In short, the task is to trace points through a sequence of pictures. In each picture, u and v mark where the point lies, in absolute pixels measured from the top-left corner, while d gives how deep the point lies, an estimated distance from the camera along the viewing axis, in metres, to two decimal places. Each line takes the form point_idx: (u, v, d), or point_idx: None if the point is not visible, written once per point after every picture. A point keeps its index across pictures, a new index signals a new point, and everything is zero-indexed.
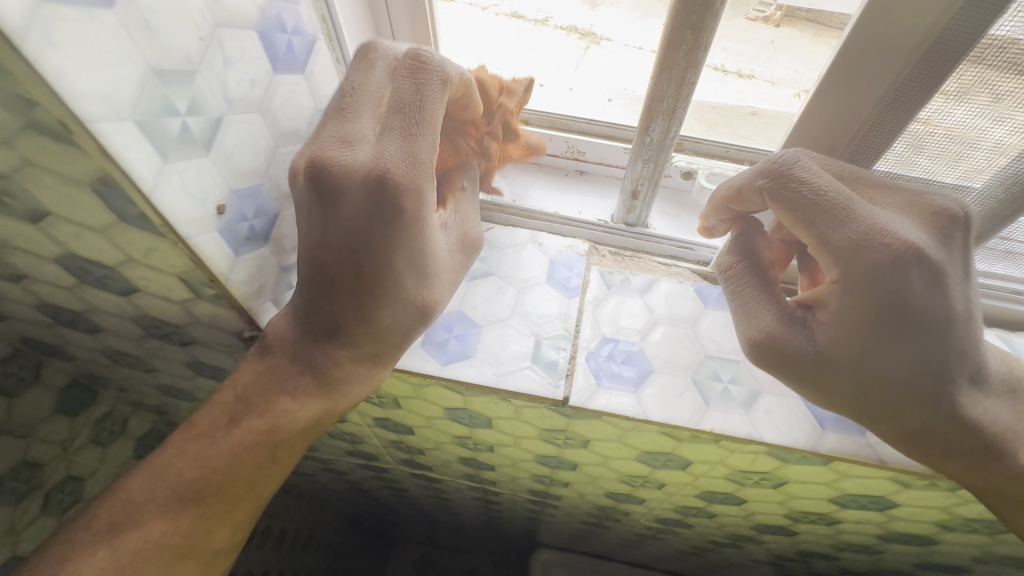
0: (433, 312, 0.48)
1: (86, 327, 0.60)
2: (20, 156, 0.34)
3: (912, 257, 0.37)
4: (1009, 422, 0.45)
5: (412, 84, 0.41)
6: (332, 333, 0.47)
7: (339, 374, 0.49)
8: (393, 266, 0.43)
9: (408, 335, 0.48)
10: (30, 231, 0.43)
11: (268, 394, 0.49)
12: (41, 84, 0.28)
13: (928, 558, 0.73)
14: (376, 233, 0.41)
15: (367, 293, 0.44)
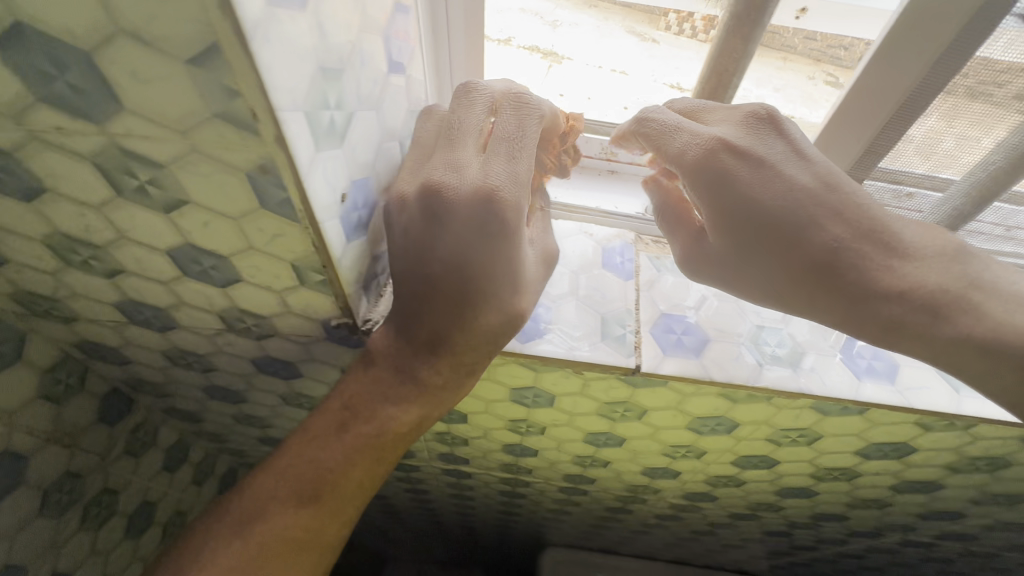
0: (522, 323, 0.52)
1: (159, 326, 0.61)
2: (190, 144, 0.37)
3: (719, 151, 0.50)
4: (942, 283, 0.49)
5: (515, 119, 0.47)
6: (430, 344, 0.52)
7: (437, 381, 0.54)
8: (492, 277, 0.48)
9: (498, 344, 0.52)
10: (155, 222, 0.45)
11: (375, 401, 0.54)
12: (253, 77, 0.32)
13: (930, 506, 0.83)
14: (481, 242, 0.46)
15: (468, 301, 0.49)
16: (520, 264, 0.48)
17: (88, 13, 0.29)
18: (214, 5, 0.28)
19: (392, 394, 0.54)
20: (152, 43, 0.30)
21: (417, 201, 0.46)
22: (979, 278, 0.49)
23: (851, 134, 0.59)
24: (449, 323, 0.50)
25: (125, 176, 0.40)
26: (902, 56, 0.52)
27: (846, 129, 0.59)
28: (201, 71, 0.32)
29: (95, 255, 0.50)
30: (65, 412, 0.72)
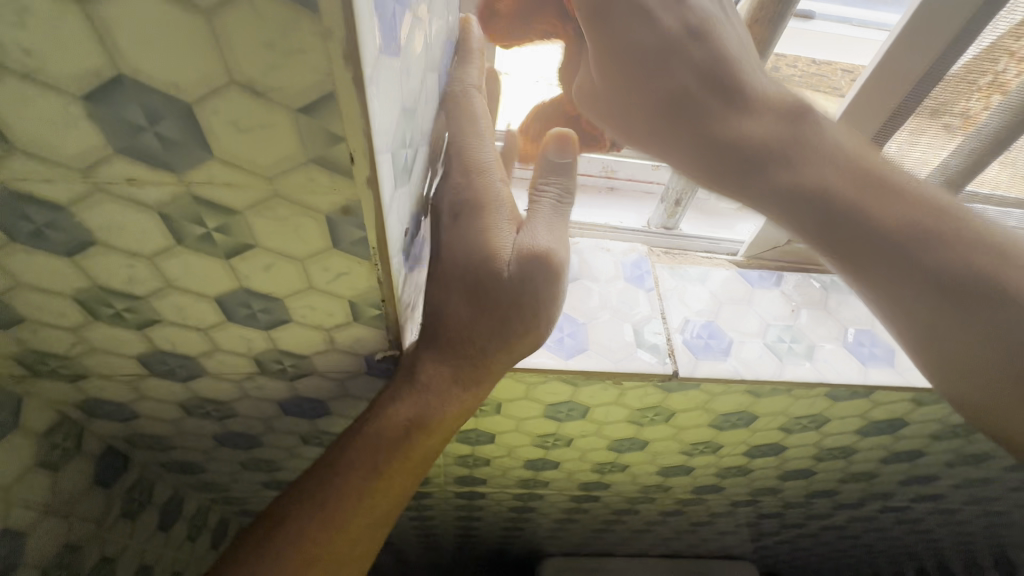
0: (493, 316, 0.51)
1: (183, 374, 0.58)
2: (273, 189, 0.37)
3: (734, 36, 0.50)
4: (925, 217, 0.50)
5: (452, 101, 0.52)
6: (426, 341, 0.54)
7: (427, 384, 0.54)
8: (457, 249, 0.50)
9: (475, 340, 0.52)
10: (212, 268, 0.43)
11: (379, 404, 0.55)
12: (360, 123, 0.32)
13: (911, 472, 0.92)
14: (452, 228, 0.51)
15: (444, 283, 0.51)
16: (483, 243, 0.50)
17: (202, 65, 0.29)
18: (340, 57, 0.29)
19: (391, 389, 0.55)
20: (263, 93, 0.30)
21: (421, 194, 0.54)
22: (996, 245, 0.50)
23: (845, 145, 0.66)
24: (436, 306, 0.52)
25: (191, 224, 0.39)
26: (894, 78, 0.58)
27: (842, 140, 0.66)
28: (308, 117, 0.32)
29: (130, 307, 0.47)
30: (62, 478, 0.65)
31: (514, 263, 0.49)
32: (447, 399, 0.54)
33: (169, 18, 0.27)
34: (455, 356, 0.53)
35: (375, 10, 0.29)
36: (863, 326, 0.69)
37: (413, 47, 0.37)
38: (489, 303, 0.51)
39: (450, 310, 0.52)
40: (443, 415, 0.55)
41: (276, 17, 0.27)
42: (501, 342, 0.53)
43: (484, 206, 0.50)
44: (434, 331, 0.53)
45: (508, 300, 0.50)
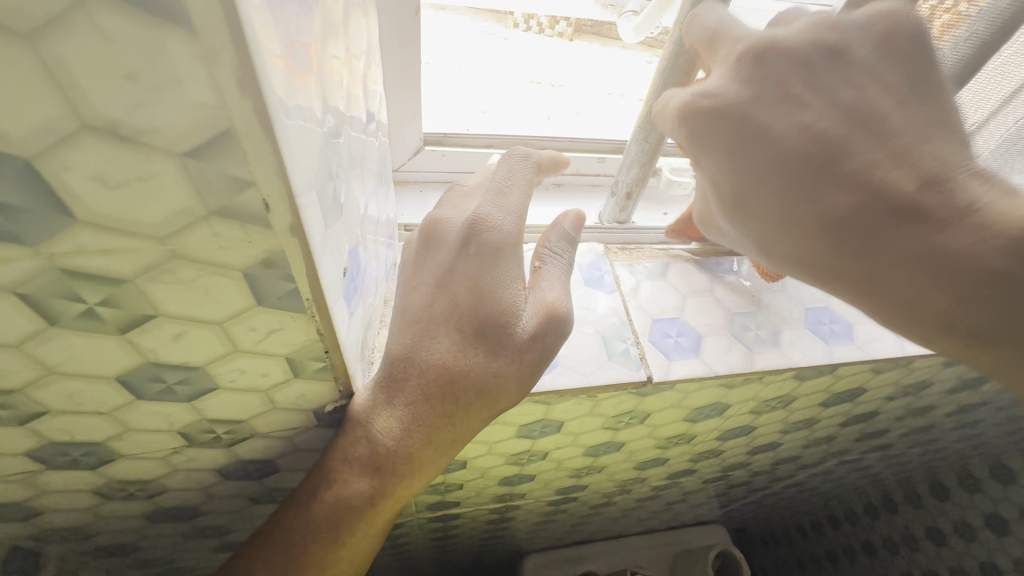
0: (482, 376, 0.47)
1: (93, 461, 0.49)
2: (170, 251, 0.29)
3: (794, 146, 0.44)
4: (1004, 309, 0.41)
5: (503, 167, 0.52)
6: (397, 395, 0.47)
7: (395, 446, 0.47)
8: (463, 302, 0.47)
9: (458, 399, 0.47)
10: (105, 346, 0.35)
11: (336, 465, 0.49)
12: (270, 164, 0.26)
13: (866, 429, 0.97)
14: (463, 269, 0.48)
15: (434, 334, 0.47)
16: (489, 294, 0.47)
17: (37, 108, 0.21)
18: (233, 85, 0.22)
19: (354, 451, 0.48)
20: (132, 138, 0.23)
21: (422, 239, 0.51)
22: None
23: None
24: (417, 354, 0.47)
25: (65, 302, 0.31)
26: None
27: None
28: (201, 162, 0.25)
29: (4, 402, 0.38)
30: None
31: (527, 319, 0.48)
32: (416, 466, 0.49)
33: None
34: (429, 417, 0.47)
35: (273, 21, 0.23)
36: (820, 303, 0.69)
37: (329, 59, 0.31)
38: (485, 364, 0.47)
39: (435, 363, 0.46)
40: (412, 481, 0.50)
41: (132, 39, 0.20)
42: (484, 403, 0.48)
43: (498, 254, 0.48)
44: (409, 385, 0.47)
45: (508, 357, 0.47)
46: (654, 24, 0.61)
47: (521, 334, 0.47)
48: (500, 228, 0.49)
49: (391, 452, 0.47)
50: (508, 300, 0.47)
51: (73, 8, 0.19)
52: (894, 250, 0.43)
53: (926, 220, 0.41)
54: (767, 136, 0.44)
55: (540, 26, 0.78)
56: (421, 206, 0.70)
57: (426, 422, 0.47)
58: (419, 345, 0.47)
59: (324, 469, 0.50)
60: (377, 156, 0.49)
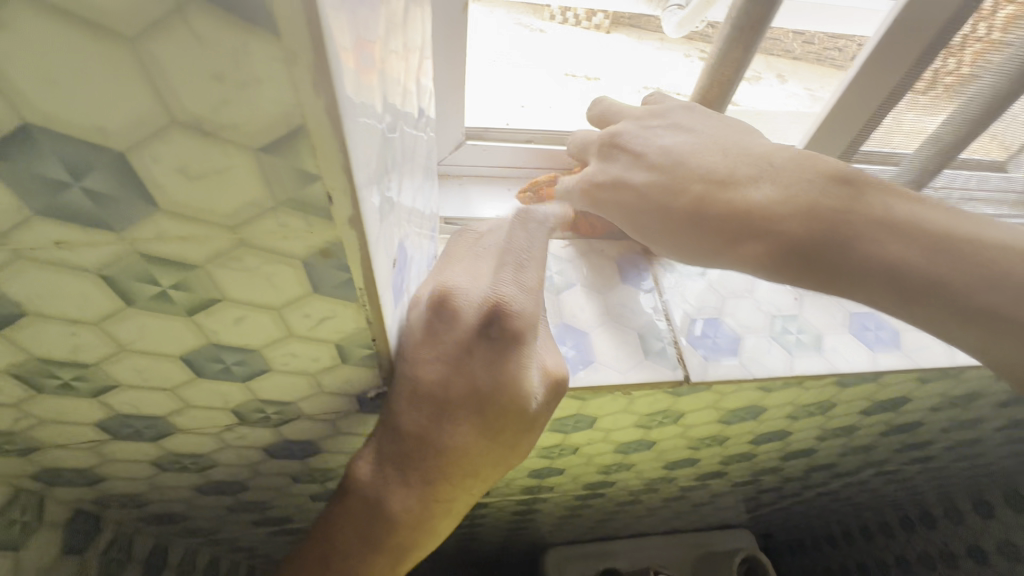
0: (492, 453, 0.48)
1: (153, 434, 0.52)
2: (238, 239, 0.31)
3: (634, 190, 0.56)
4: (903, 256, 0.46)
5: (523, 234, 0.51)
6: (410, 471, 0.48)
7: (411, 514, 0.49)
8: (481, 385, 0.45)
9: (471, 474, 0.48)
10: (171, 326, 0.37)
11: (354, 530, 0.49)
12: (335, 158, 0.27)
13: (909, 440, 0.93)
14: (478, 349, 0.45)
15: (448, 413, 0.46)
16: (507, 387, 0.45)
17: (133, 105, 0.23)
18: (308, 83, 0.23)
19: (370, 526, 0.49)
20: (214, 132, 0.24)
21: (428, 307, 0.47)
22: (947, 267, 0.45)
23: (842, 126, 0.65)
24: (435, 438, 0.46)
25: (142, 284, 0.33)
26: (895, 52, 0.57)
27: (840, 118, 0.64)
28: (273, 156, 0.26)
29: (81, 375, 0.40)
30: (26, 555, 0.59)
31: (541, 396, 0.47)
32: (431, 529, 0.51)
33: (82, 52, 0.21)
34: (443, 492, 0.48)
35: (346, 21, 0.24)
36: (865, 309, 0.68)
37: (390, 57, 0.32)
38: (499, 439, 0.47)
39: (456, 446, 0.46)
40: (422, 544, 0.52)
41: (220, 41, 0.21)
42: (498, 470, 0.50)
43: (518, 346, 0.45)
44: (423, 466, 0.47)
45: (519, 436, 0.48)
46: (700, 18, 0.62)
47: (535, 412, 0.47)
48: (521, 312, 0.45)
49: (406, 522, 0.49)
50: (524, 392, 0.45)
51: (171, 11, 0.20)
52: (790, 219, 0.49)
53: (845, 233, 0.48)
54: (624, 184, 0.57)
55: (575, 18, 0.71)
56: (461, 199, 0.72)
57: (441, 495, 0.49)
58: (438, 430, 0.46)
59: (333, 533, 0.50)
60: (427, 150, 0.50)
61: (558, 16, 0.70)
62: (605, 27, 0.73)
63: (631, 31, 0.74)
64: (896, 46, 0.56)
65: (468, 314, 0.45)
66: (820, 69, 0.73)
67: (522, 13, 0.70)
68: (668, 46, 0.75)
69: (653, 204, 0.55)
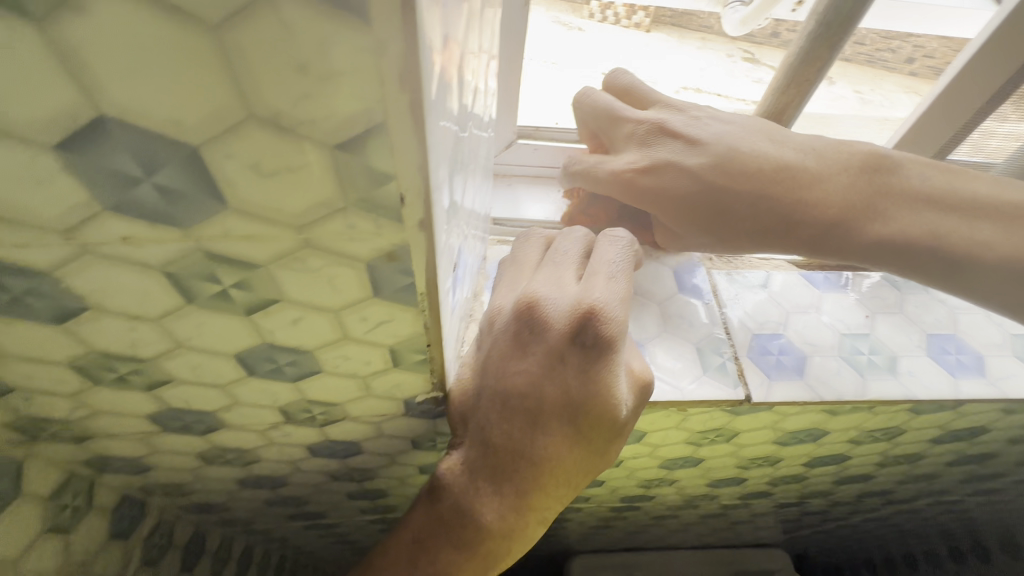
0: (582, 463, 0.45)
1: (201, 428, 0.52)
2: (303, 240, 0.29)
3: (662, 167, 0.52)
4: (929, 229, 0.49)
5: (607, 240, 0.47)
6: (498, 482, 0.45)
7: (500, 528, 0.46)
8: (575, 394, 0.42)
9: (562, 484, 0.45)
10: (228, 324, 0.36)
11: (441, 542, 0.48)
12: (413, 159, 0.25)
13: (976, 472, 0.87)
14: (572, 358, 0.42)
15: (539, 423, 0.43)
16: (601, 394, 0.42)
17: (213, 97, 0.21)
18: (395, 78, 0.21)
19: (457, 537, 0.47)
20: (291, 128, 0.23)
21: (514, 314, 0.43)
22: (974, 231, 0.49)
23: (937, 126, 0.60)
24: (527, 448, 0.43)
25: (203, 282, 0.32)
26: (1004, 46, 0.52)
27: (936, 118, 0.60)
28: (350, 154, 0.25)
29: (136, 369, 0.40)
30: (75, 539, 0.60)
31: (630, 402, 0.44)
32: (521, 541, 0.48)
33: (165, 39, 0.19)
34: (532, 504, 0.45)
35: (438, 11, 0.22)
36: (944, 331, 0.62)
37: (467, 52, 0.30)
38: (591, 448, 0.44)
39: (547, 457, 0.44)
40: (511, 556, 0.49)
41: (307, 30, 0.20)
42: (587, 477, 0.47)
43: (613, 352, 0.41)
44: (515, 478, 0.45)
45: (610, 443, 0.45)
46: (766, 15, 0.58)
47: (626, 418, 0.44)
48: (617, 317, 0.41)
49: (495, 537, 0.46)
50: (617, 397, 0.42)
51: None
52: (831, 199, 0.50)
53: (878, 217, 0.50)
54: (671, 167, 0.51)
55: (616, 16, 0.71)
56: (509, 199, 0.69)
57: (531, 507, 0.46)
58: (529, 440, 0.43)
59: (420, 544, 0.49)
60: (486, 149, 0.48)
61: (598, 15, 0.71)
62: (645, 26, 0.73)
63: (671, 28, 0.75)
64: (983, 66, 0.54)
65: (562, 320, 0.42)
66: (871, 70, 0.77)
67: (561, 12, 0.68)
68: (710, 47, 0.75)
69: (688, 191, 0.51)
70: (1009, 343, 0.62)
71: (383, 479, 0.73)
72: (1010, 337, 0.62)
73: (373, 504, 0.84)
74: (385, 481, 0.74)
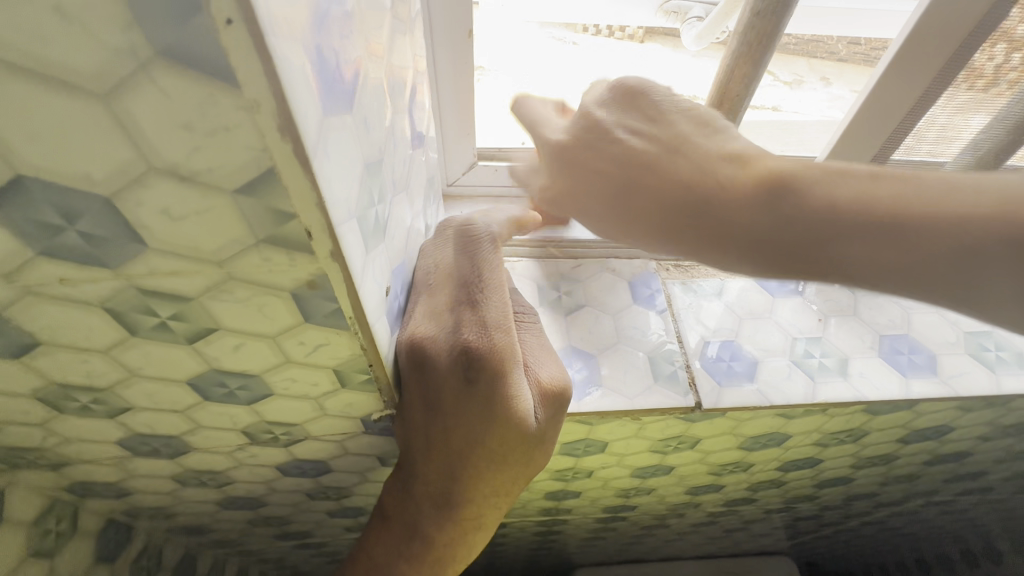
0: (507, 475, 0.46)
1: (170, 451, 0.54)
2: (226, 274, 0.32)
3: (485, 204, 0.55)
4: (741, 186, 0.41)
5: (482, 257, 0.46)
6: (431, 497, 0.48)
7: (441, 536, 0.49)
8: (472, 417, 0.43)
9: (491, 495, 0.47)
10: (173, 353, 0.39)
11: (391, 554, 0.51)
12: (309, 199, 0.27)
13: (960, 470, 0.87)
14: (463, 387, 0.42)
15: (455, 445, 0.44)
16: (502, 418, 0.42)
17: (113, 157, 0.24)
18: (273, 131, 0.24)
19: (405, 549, 0.50)
20: (190, 178, 0.26)
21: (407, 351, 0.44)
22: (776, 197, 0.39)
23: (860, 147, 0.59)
24: (447, 467, 0.46)
25: (142, 316, 0.35)
26: (922, 54, 0.50)
27: (869, 129, 0.57)
28: (250, 198, 0.27)
29: (97, 398, 0.43)
30: (60, 563, 0.62)
31: (542, 414, 0.44)
32: (470, 545, 0.51)
33: (60, 110, 0.22)
34: (465, 514, 0.48)
35: (310, 69, 0.24)
36: (897, 331, 0.63)
37: (371, 90, 0.33)
38: (510, 462, 0.45)
39: (468, 475, 0.45)
40: (463, 559, 0.52)
41: (186, 95, 0.22)
42: (520, 487, 0.48)
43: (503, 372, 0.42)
44: (444, 492, 0.47)
45: (529, 454, 0.45)
46: (722, 29, 0.59)
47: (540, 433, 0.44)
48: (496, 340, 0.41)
49: (438, 544, 0.49)
50: (521, 415, 0.42)
51: (137, 70, 0.21)
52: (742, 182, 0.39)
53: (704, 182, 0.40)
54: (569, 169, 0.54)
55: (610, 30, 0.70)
56: None
57: (465, 518, 0.48)
58: (448, 461, 0.45)
59: (377, 555, 0.52)
60: (425, 174, 0.51)
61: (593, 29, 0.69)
62: (639, 38, 0.72)
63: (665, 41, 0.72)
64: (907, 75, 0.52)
65: (447, 351, 0.42)
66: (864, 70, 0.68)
67: (556, 28, 0.70)
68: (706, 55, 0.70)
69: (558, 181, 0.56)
70: (962, 341, 0.63)
71: (360, 496, 0.75)
72: (964, 335, 0.63)
73: (357, 521, 0.86)
74: (363, 498, 0.75)
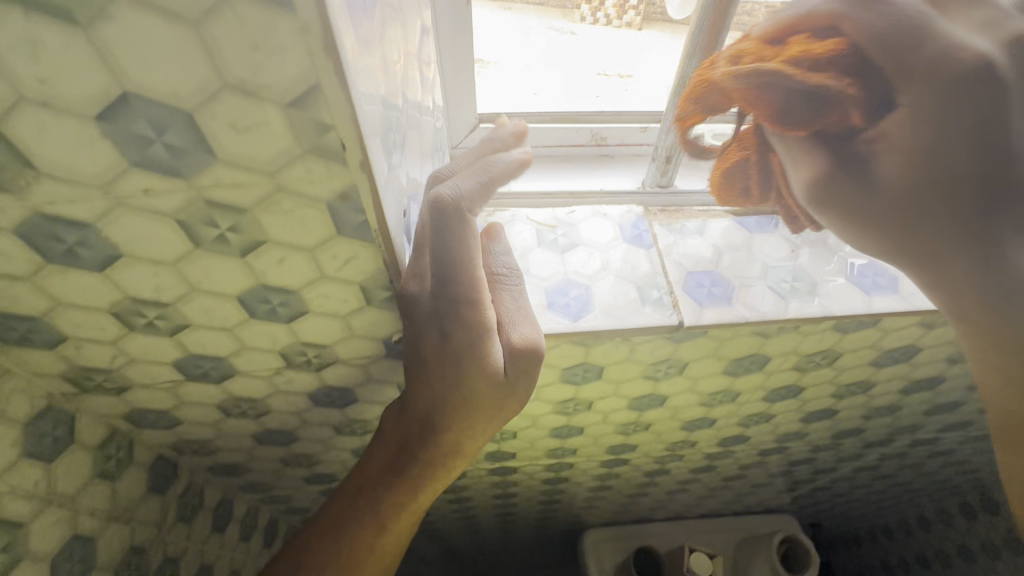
0: (480, 408, 0.54)
1: (217, 376, 0.62)
2: (276, 184, 0.39)
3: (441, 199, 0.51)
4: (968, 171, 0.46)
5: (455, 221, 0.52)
6: (420, 420, 0.56)
7: (428, 455, 0.57)
8: (455, 348, 0.51)
9: (466, 424, 0.55)
10: (228, 266, 0.46)
11: (383, 472, 0.59)
12: (345, 111, 0.35)
13: (936, 401, 0.93)
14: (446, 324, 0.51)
15: (438, 373, 0.52)
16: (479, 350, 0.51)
17: (196, 73, 0.31)
18: (321, 50, 0.31)
19: (397, 468, 0.58)
20: (254, 92, 0.33)
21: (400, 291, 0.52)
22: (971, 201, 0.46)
23: None
24: (435, 393, 0.54)
25: (205, 227, 0.42)
26: None
27: None
28: (299, 110, 0.34)
29: (161, 314, 0.50)
30: (120, 487, 0.71)
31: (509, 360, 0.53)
32: (450, 469, 0.58)
33: (162, 32, 0.29)
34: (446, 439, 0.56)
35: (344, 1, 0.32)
36: None
37: (386, 32, 0.40)
38: (482, 395, 0.53)
39: (452, 399, 0.53)
40: (443, 483, 0.60)
41: (255, 18, 0.30)
42: (494, 420, 0.56)
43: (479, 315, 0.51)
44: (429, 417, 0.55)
45: (499, 391, 0.53)
46: None
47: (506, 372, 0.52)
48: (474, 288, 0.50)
49: (425, 463, 0.57)
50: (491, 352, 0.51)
51: None
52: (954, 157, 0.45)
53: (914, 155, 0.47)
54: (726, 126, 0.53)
55: (607, 17, 0.64)
56: None
57: (448, 441, 0.56)
58: (435, 387, 0.54)
59: (373, 474, 0.59)
60: (430, 121, 0.58)
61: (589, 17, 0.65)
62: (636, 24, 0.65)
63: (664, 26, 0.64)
64: None
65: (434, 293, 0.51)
66: None
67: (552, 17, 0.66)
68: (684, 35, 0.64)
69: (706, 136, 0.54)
70: None
71: None
72: None
73: None
74: None
